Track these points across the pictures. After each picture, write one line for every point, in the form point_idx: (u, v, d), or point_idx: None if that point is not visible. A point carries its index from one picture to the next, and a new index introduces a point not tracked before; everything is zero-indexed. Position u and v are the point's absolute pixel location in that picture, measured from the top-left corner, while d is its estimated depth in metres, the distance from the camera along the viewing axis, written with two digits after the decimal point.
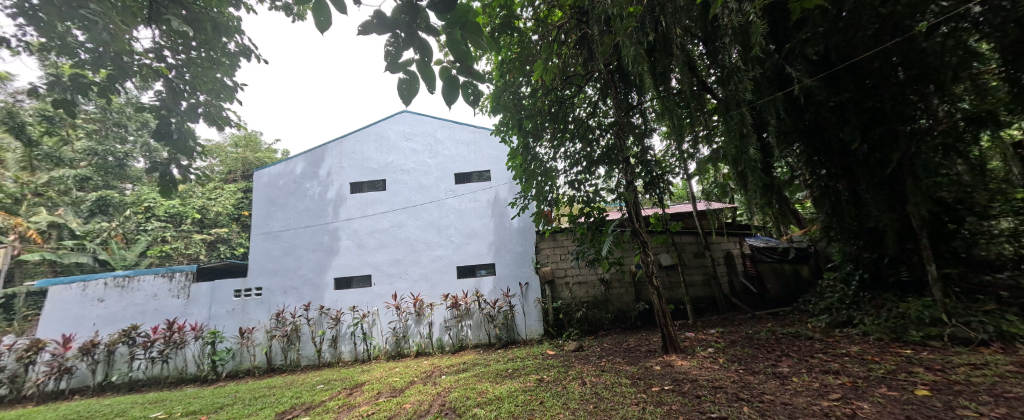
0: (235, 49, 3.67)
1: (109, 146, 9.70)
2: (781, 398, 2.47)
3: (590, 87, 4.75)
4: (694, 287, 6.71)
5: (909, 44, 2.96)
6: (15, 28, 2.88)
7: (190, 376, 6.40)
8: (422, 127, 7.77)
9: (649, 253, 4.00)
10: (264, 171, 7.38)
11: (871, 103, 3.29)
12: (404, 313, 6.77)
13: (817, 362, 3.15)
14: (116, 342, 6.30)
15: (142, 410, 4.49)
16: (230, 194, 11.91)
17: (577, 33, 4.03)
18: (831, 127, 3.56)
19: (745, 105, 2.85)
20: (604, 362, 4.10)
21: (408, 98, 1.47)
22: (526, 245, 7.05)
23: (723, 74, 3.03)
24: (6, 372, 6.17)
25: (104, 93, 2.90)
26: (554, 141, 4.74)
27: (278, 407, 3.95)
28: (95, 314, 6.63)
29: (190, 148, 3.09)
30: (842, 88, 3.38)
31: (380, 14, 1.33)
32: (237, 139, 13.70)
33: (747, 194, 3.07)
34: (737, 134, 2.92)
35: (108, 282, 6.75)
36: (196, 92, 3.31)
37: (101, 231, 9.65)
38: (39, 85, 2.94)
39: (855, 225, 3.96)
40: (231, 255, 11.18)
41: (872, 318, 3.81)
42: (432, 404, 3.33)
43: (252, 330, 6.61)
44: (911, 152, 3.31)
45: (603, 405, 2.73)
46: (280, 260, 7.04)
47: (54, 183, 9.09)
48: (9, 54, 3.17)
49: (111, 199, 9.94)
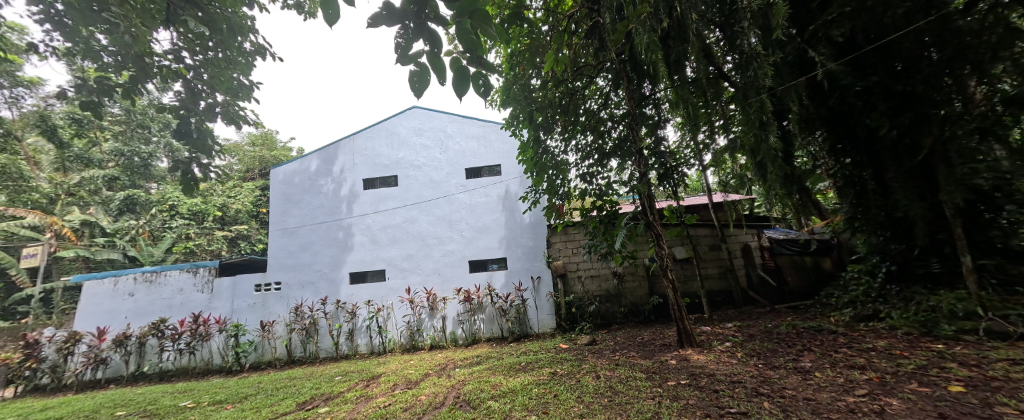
0: (250, 48, 3.72)
1: (134, 147, 10.16)
2: (803, 394, 2.40)
3: (600, 79, 4.65)
4: (709, 280, 6.61)
5: (943, 23, 2.78)
6: (43, 33, 2.98)
7: (216, 367, 6.64)
8: (432, 122, 7.78)
9: (663, 246, 3.94)
10: (279, 169, 7.51)
11: (900, 87, 3.11)
12: (418, 307, 6.86)
13: (841, 357, 3.05)
14: (146, 335, 6.57)
15: (172, 399, 4.66)
16: (249, 192, 12.27)
17: (588, 22, 3.95)
18: (857, 113, 3.40)
19: (765, 92, 2.75)
20: (618, 356, 4.07)
21: (420, 90, 1.50)
22: (537, 239, 7.02)
23: (742, 60, 2.94)
24: (48, 362, 6.52)
25: (128, 93, 3.05)
26: (565, 134, 4.64)
27: (299, 397, 4.04)
28: (125, 307, 6.91)
29: (208, 146, 3.29)
30: (869, 71, 3.20)
31: (390, 6, 1.31)
32: (254, 138, 14.09)
33: (767, 184, 2.94)
34: (757, 122, 2.81)
35: (137, 278, 7.00)
36: (214, 93, 3.37)
37: (130, 228, 9.83)
38: (67, 89, 3.04)
39: (882, 216, 3.83)
40: (251, 250, 11.63)
41: (900, 312, 3.70)
42: (448, 396, 3.36)
43: (272, 323, 6.79)
44: (945, 137, 3.11)
45: (618, 398, 2.71)
46: (297, 255, 7.18)
47: (85, 183, 9.61)
48: (38, 60, 3.29)
49: (137, 198, 10.19)
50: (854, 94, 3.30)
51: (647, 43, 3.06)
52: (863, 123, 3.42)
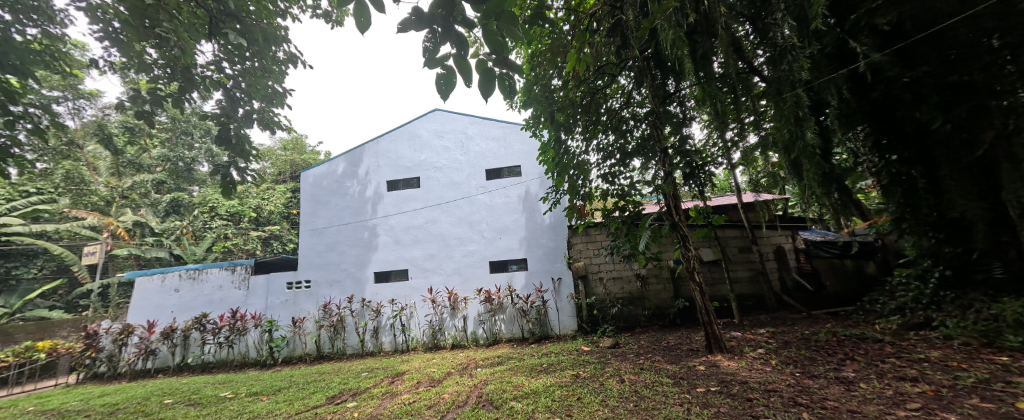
0: (284, 57, 3.89)
1: (179, 152, 10.87)
2: (846, 406, 2.26)
3: (623, 77, 4.57)
4: (740, 284, 6.35)
5: (1005, 6, 2.49)
6: (103, 49, 3.23)
7: (252, 360, 6.97)
8: (453, 125, 7.87)
9: (690, 247, 3.82)
10: (309, 172, 7.81)
11: (953, 78, 2.85)
12: (440, 306, 6.94)
13: (889, 368, 2.85)
14: (189, 328, 6.97)
15: (213, 389, 4.93)
16: (280, 194, 12.57)
17: (610, 20, 3.82)
18: (904, 106, 3.17)
19: (801, 85, 2.58)
20: (642, 360, 3.97)
21: (446, 92, 1.53)
22: (558, 239, 6.97)
23: (775, 54, 2.78)
24: (105, 352, 7.04)
25: (177, 103, 3.27)
26: (587, 134, 4.57)
27: (329, 391, 4.18)
28: (171, 302, 7.36)
29: (246, 151, 3.50)
30: (918, 61, 2.95)
31: (418, 11, 1.36)
32: (286, 143, 14.71)
33: (802, 183, 2.79)
34: (792, 118, 2.63)
35: (182, 274, 7.46)
36: (251, 100, 3.53)
37: (175, 228, 10.50)
38: (123, 100, 3.28)
39: (934, 216, 3.55)
40: (283, 250, 12.11)
41: (957, 320, 3.46)
42: (470, 395, 3.38)
43: (302, 320, 7.05)
44: (1008, 130, 2.81)
45: (645, 404, 2.65)
46: (325, 254, 7.44)
47: (137, 186, 10.33)
48: (99, 74, 3.57)
49: (182, 200, 10.85)
50: (901, 86, 3.07)
51: (673, 39, 2.97)
52: (911, 116, 3.17)
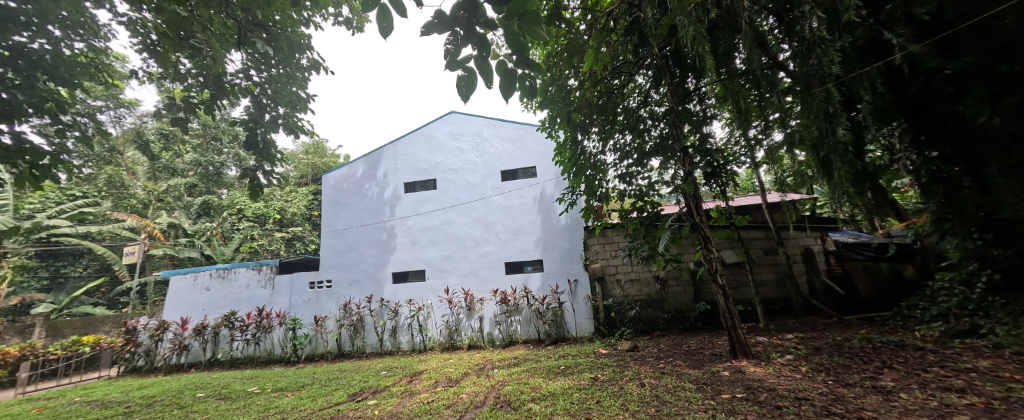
0: (307, 64, 4.01)
1: (209, 157, 11.36)
2: (885, 417, 2.15)
3: (640, 76, 4.50)
4: (765, 287, 6.13)
5: None
6: (141, 60, 3.41)
7: (276, 357, 7.18)
8: (468, 127, 7.92)
9: (711, 249, 3.72)
10: (330, 175, 8.04)
11: (1001, 68, 2.35)
12: (456, 307, 6.98)
13: (932, 377, 2.68)
14: (219, 325, 7.26)
15: (242, 384, 5.11)
16: (303, 196, 12.95)
17: (627, 18, 3.70)
18: (947, 100, 2.69)
19: (830, 80, 2.45)
20: (662, 364, 3.89)
21: (467, 93, 1.53)
22: (574, 241, 6.90)
23: (802, 48, 2.65)
24: (143, 347, 7.41)
25: (209, 109, 3.40)
26: (603, 134, 4.51)
27: (350, 389, 4.27)
28: (203, 300, 7.69)
29: (271, 155, 3.62)
30: (963, 51, 2.49)
31: (441, 14, 1.36)
32: (308, 147, 15.15)
33: (832, 182, 2.66)
34: (822, 114, 2.50)
35: (212, 273, 7.79)
36: (277, 106, 3.65)
37: (206, 230, 10.97)
38: (159, 108, 3.43)
39: None
40: (306, 250, 12.46)
41: (1008, 328, 3.24)
42: (488, 396, 3.38)
43: (324, 318, 7.23)
44: None
45: (667, 409, 2.59)
46: (345, 255, 7.62)
47: (171, 190, 10.93)
48: (138, 84, 3.77)
49: (212, 203, 11.33)
50: (941, 78, 2.61)
51: (693, 35, 2.90)
52: (955, 111, 2.70)
